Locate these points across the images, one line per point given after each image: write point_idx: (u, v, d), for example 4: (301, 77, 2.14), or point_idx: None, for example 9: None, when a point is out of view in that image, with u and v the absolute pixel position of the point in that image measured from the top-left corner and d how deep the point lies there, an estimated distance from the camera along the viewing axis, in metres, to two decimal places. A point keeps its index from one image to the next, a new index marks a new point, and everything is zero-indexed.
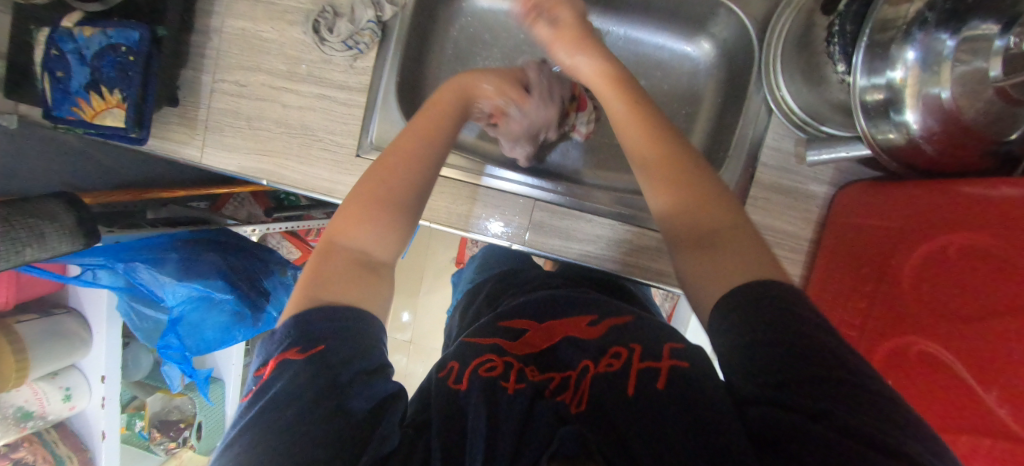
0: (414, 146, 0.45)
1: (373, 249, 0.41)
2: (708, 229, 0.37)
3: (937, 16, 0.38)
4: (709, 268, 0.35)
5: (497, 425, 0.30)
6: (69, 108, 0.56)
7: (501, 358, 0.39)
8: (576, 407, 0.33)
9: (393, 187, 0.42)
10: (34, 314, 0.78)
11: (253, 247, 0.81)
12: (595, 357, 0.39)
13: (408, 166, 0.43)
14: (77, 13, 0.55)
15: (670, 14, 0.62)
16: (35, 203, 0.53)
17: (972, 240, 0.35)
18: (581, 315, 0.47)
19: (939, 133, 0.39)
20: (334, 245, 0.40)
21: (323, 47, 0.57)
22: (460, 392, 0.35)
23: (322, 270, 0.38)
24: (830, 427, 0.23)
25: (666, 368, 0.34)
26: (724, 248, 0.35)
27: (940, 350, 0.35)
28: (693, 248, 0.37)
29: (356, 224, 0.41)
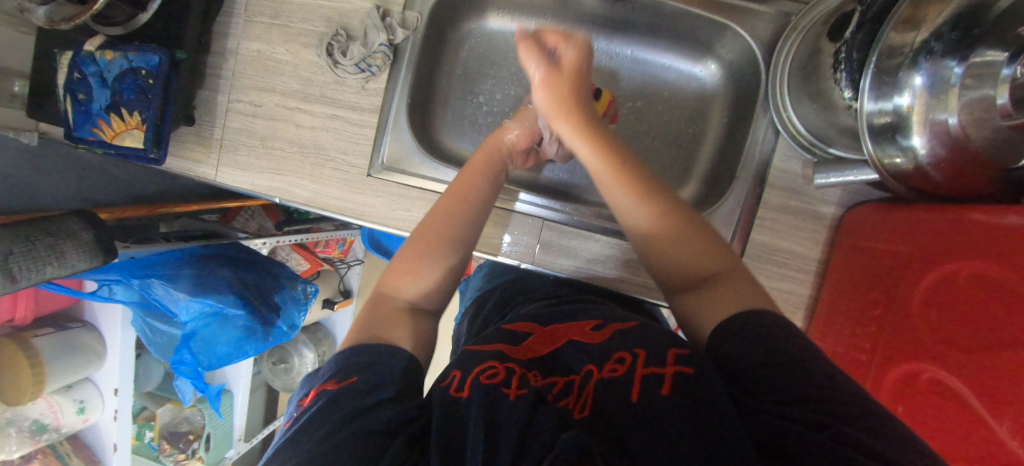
0: (467, 203, 0.52)
1: (417, 299, 0.47)
2: (706, 273, 0.41)
3: (944, 46, 0.38)
4: (706, 308, 0.39)
5: (499, 432, 0.31)
6: (90, 129, 0.57)
7: (503, 366, 0.39)
8: (579, 413, 0.33)
9: (444, 239, 0.49)
10: (51, 328, 0.80)
11: (264, 262, 0.83)
12: (598, 361, 0.39)
13: (459, 220, 0.51)
14: (99, 37, 0.57)
15: (676, 35, 0.63)
16: (55, 222, 0.55)
17: (982, 269, 0.35)
18: (586, 321, 0.48)
19: (946, 160, 0.40)
20: (383, 297, 0.47)
21: (336, 70, 0.59)
22: (460, 400, 0.36)
23: (373, 310, 0.46)
24: (834, 436, 0.25)
25: (670, 373, 0.34)
26: (726, 291, 0.38)
27: (950, 378, 0.35)
28: (689, 292, 0.41)
29: (404, 275, 0.48)
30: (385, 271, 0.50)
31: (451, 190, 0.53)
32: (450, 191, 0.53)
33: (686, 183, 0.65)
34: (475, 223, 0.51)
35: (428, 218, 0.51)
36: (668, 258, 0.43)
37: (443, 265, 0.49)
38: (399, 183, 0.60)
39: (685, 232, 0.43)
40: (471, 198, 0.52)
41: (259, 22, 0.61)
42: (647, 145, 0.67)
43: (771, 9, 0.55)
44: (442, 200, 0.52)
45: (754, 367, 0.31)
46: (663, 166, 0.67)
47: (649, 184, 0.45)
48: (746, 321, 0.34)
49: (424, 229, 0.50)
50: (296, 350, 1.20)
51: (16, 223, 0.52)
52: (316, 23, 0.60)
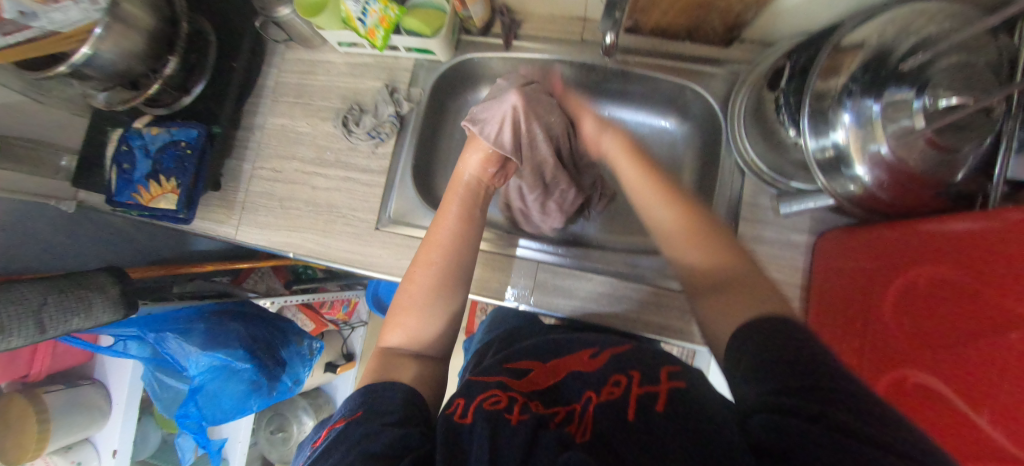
0: (445, 252, 0.54)
1: (419, 345, 0.51)
2: (732, 279, 0.40)
3: (860, 87, 0.44)
4: (726, 312, 0.38)
5: (501, 453, 0.33)
6: (129, 194, 0.64)
7: (506, 394, 0.42)
8: (581, 437, 0.35)
9: (428, 290, 0.53)
10: (61, 385, 0.96)
11: (275, 318, 0.84)
12: (597, 387, 0.41)
13: (442, 272, 0.53)
14: (147, 117, 0.66)
15: (644, 97, 0.72)
16: (87, 276, 0.59)
17: (941, 272, 0.38)
18: (581, 351, 0.50)
19: (888, 181, 0.45)
20: (385, 352, 0.51)
21: (349, 137, 0.67)
22: (463, 426, 0.38)
23: (377, 360, 0.50)
24: (830, 428, 0.24)
25: (664, 390, 0.37)
26: (740, 293, 0.38)
27: (932, 378, 0.36)
28: (710, 295, 0.41)
29: (397, 330, 0.52)
30: (382, 330, 0.54)
31: (427, 241, 0.56)
32: (431, 240, 0.55)
33: None
34: (455, 267, 0.54)
35: (412, 270, 0.54)
36: (683, 259, 0.45)
37: (431, 314, 0.52)
38: (403, 234, 0.65)
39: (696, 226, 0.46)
40: (445, 244, 0.55)
41: (285, 102, 0.71)
42: None
43: (722, 70, 0.64)
44: (421, 250, 0.55)
45: (768, 361, 0.30)
46: None
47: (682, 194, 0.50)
48: (755, 324, 0.33)
49: (411, 288, 0.53)
50: (296, 416, 1.17)
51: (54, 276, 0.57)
52: (333, 100, 0.70)
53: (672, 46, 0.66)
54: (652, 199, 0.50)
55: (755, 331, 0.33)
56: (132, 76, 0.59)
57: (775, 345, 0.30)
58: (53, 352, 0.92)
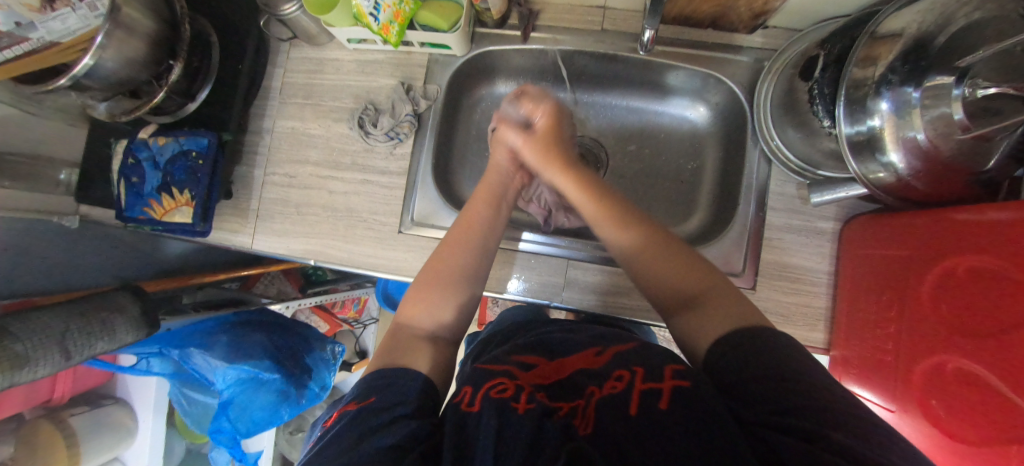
0: (479, 237, 0.56)
1: (438, 327, 0.51)
2: (698, 292, 0.44)
3: (900, 77, 0.43)
4: (699, 326, 0.42)
5: (506, 449, 0.33)
6: (141, 208, 0.62)
7: (512, 382, 0.42)
8: (583, 429, 0.35)
9: (460, 272, 0.53)
10: (84, 406, 1.01)
11: (293, 324, 0.87)
12: (600, 381, 0.41)
13: (473, 254, 0.55)
14: (152, 126, 0.63)
15: (665, 87, 0.71)
16: (109, 298, 0.64)
17: (978, 262, 0.39)
18: (587, 351, 0.48)
19: (923, 170, 0.44)
20: (403, 327, 0.51)
21: (367, 139, 0.65)
22: (470, 414, 0.38)
23: (393, 341, 0.50)
24: (825, 448, 0.27)
25: (667, 388, 0.36)
26: (713, 307, 0.42)
27: (972, 364, 0.37)
28: (685, 312, 0.44)
29: (421, 306, 0.52)
30: (402, 303, 0.54)
31: (462, 220, 0.57)
32: (465, 218, 0.57)
33: (693, 213, 0.71)
34: (484, 249, 0.55)
35: (442, 248, 0.55)
36: (657, 280, 0.48)
37: (456, 294, 0.53)
38: (428, 237, 0.64)
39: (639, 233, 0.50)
40: (483, 226, 0.57)
41: (293, 103, 0.68)
42: (650, 184, 0.74)
43: (744, 58, 0.63)
44: (454, 228, 0.57)
45: (758, 391, 0.33)
46: (667, 199, 0.73)
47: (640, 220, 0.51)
48: (732, 341, 0.38)
49: (440, 264, 0.54)
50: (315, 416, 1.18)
51: (75, 300, 0.62)
52: (345, 100, 0.68)
53: (693, 33, 0.65)
54: (601, 222, 0.52)
55: (722, 338, 0.39)
56: (135, 83, 0.56)
57: (763, 380, 0.33)
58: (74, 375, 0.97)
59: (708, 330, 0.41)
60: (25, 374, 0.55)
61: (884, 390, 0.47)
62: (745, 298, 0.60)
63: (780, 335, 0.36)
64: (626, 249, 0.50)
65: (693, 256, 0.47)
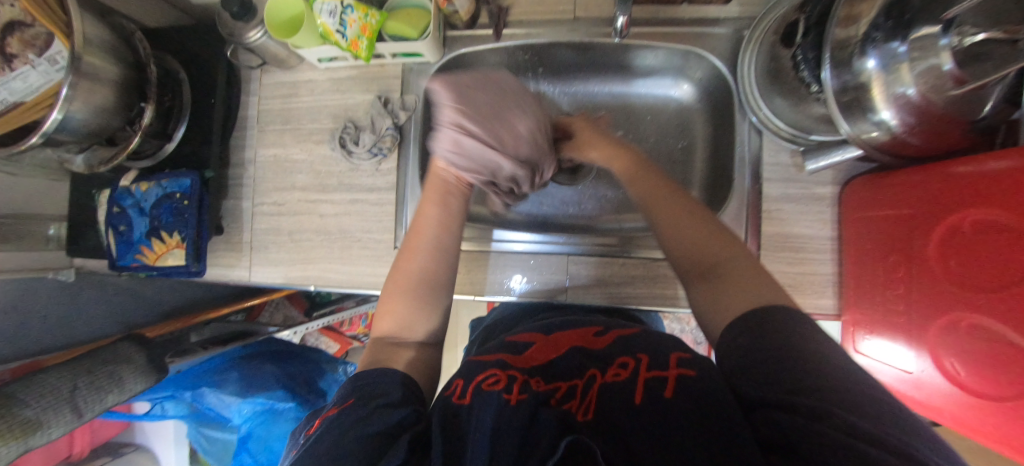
0: (429, 235, 0.53)
1: (405, 334, 0.50)
2: (720, 262, 0.44)
3: (884, 34, 0.41)
4: (720, 297, 0.41)
5: (501, 438, 0.32)
6: (132, 256, 0.62)
7: (505, 372, 0.41)
8: (582, 416, 0.35)
9: (419, 277, 0.51)
10: (107, 457, 1.03)
11: (304, 351, 0.90)
12: (603, 365, 0.41)
13: (431, 255, 0.52)
14: (132, 172, 0.63)
15: (646, 68, 0.70)
16: (114, 351, 0.66)
17: (982, 215, 0.37)
18: (586, 328, 0.49)
19: (920, 127, 0.43)
20: (377, 341, 0.50)
21: (351, 159, 0.64)
22: (461, 406, 0.38)
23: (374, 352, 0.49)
24: (830, 426, 0.26)
25: (673, 377, 0.36)
26: (735, 278, 0.42)
27: (986, 320, 0.36)
28: (704, 281, 0.44)
29: (391, 314, 0.51)
30: (376, 317, 0.53)
31: (415, 223, 0.54)
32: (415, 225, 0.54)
33: (689, 193, 0.71)
34: (443, 249, 0.53)
35: (403, 256, 0.53)
36: (677, 244, 0.47)
37: (422, 301, 0.51)
38: None
39: (655, 183, 0.51)
40: (432, 231, 0.53)
41: (272, 130, 0.67)
42: None
43: (722, 30, 0.62)
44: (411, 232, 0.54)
45: (758, 371, 0.32)
46: None
47: (673, 193, 0.50)
48: (761, 316, 0.36)
49: (401, 271, 0.52)
50: None
51: (79, 359, 0.64)
52: (323, 121, 0.66)
53: (668, 10, 0.63)
54: (632, 183, 0.53)
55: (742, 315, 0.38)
56: (109, 132, 0.55)
57: (771, 369, 0.31)
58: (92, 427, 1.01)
59: (732, 299, 0.40)
60: (38, 438, 0.56)
61: (903, 353, 0.46)
62: None
63: (797, 311, 0.36)
64: (646, 203, 0.51)
65: (703, 217, 0.48)
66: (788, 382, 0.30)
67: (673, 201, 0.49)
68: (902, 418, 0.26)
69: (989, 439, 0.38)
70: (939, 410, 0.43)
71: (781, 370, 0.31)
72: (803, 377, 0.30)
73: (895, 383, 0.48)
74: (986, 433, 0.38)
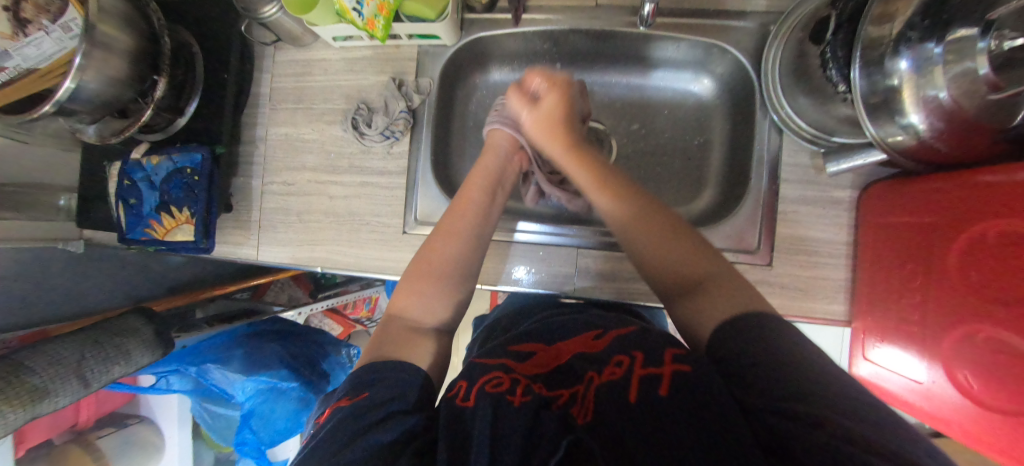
0: (466, 225, 0.54)
1: (424, 319, 0.50)
2: (701, 276, 0.44)
3: (920, 33, 0.40)
4: (702, 311, 0.41)
5: (502, 437, 0.32)
6: (141, 229, 0.62)
7: (508, 376, 0.41)
8: (582, 418, 0.35)
9: (448, 263, 0.52)
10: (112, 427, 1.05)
11: (308, 331, 0.91)
12: (598, 366, 0.40)
13: (463, 243, 0.53)
14: (143, 145, 0.63)
15: (666, 61, 0.69)
16: (120, 322, 0.67)
17: (1009, 225, 0.36)
18: (585, 333, 0.48)
19: (945, 131, 0.41)
20: (390, 320, 0.50)
21: (363, 140, 0.63)
22: (466, 408, 0.38)
23: (387, 333, 0.48)
24: (833, 435, 0.26)
25: (668, 373, 0.35)
26: (717, 291, 0.42)
27: (1005, 333, 0.35)
28: (686, 296, 0.44)
29: (412, 296, 0.51)
30: (391, 295, 0.52)
31: (456, 205, 0.56)
32: (454, 210, 0.55)
33: (702, 191, 0.70)
34: (478, 237, 0.54)
35: (433, 238, 0.54)
36: (657, 261, 0.47)
37: (447, 285, 0.52)
38: None
39: (645, 205, 0.49)
40: (470, 219, 0.55)
41: (284, 109, 0.66)
42: (655, 163, 0.72)
43: (748, 23, 0.60)
44: (448, 216, 0.55)
45: (761, 378, 0.32)
46: (674, 178, 0.71)
47: (634, 194, 0.51)
48: (746, 327, 0.36)
49: (431, 254, 0.52)
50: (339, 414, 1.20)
51: (90, 328, 0.64)
52: (336, 101, 0.66)
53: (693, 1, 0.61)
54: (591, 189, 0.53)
55: (733, 319, 0.38)
56: (121, 103, 0.55)
57: (761, 377, 0.32)
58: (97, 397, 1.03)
59: (713, 316, 0.40)
60: (44, 406, 0.56)
61: (916, 364, 0.45)
62: (761, 274, 0.58)
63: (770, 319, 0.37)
64: (619, 223, 0.50)
65: (681, 227, 0.48)
66: (795, 385, 0.30)
67: (637, 209, 0.49)
68: (905, 429, 0.27)
69: (996, 453, 0.38)
70: (948, 422, 0.42)
71: (776, 377, 0.31)
72: (805, 381, 0.30)
73: (905, 393, 0.48)
74: (989, 444, 0.38)
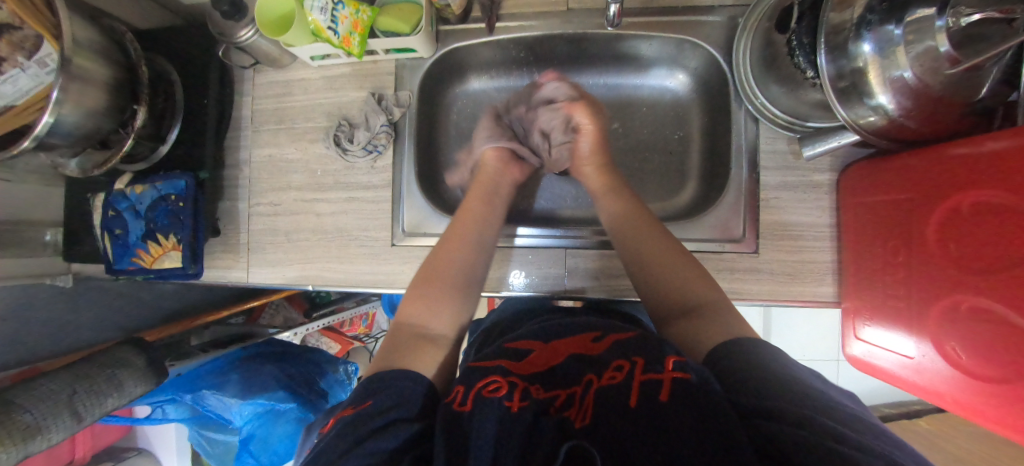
0: (472, 232, 0.57)
1: (432, 324, 0.49)
2: (701, 303, 0.45)
3: (879, 17, 0.41)
4: (700, 332, 0.42)
5: (502, 452, 0.32)
6: (129, 259, 0.62)
7: (506, 379, 0.41)
8: (580, 422, 0.35)
9: (456, 269, 0.53)
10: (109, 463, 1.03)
11: (304, 352, 0.90)
12: (598, 369, 0.40)
13: (471, 251, 0.55)
14: (127, 175, 0.63)
15: (641, 60, 0.70)
16: (111, 354, 0.66)
17: (980, 195, 0.37)
18: (585, 335, 0.48)
19: (914, 109, 0.42)
20: (400, 328, 0.49)
21: (346, 156, 0.63)
22: (464, 413, 0.37)
23: (390, 342, 0.47)
24: (817, 433, 0.27)
25: (668, 378, 0.34)
26: (712, 317, 0.43)
27: (985, 301, 0.36)
28: (683, 320, 0.45)
29: (419, 304, 0.50)
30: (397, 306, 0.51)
31: (460, 216, 0.59)
32: (460, 219, 0.58)
33: (686, 183, 0.70)
34: (484, 243, 0.56)
35: (440, 248, 0.55)
36: (663, 284, 0.49)
37: (456, 290, 0.52)
38: (423, 246, 0.63)
39: (660, 241, 0.52)
40: (477, 228, 0.57)
41: (266, 130, 0.67)
42: (638, 160, 0.73)
43: (717, 18, 0.61)
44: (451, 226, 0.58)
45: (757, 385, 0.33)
46: (657, 173, 0.72)
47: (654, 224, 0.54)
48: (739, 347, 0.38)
49: (440, 263, 0.54)
50: None
51: (79, 363, 0.64)
52: (318, 120, 0.66)
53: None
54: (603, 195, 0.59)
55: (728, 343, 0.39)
56: (101, 135, 0.55)
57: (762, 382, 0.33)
58: (93, 433, 1.01)
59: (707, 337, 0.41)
60: (37, 444, 0.56)
61: (906, 341, 0.46)
62: (748, 262, 0.59)
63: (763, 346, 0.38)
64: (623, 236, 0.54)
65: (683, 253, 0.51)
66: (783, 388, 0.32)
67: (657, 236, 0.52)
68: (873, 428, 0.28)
69: (988, 423, 0.38)
70: (940, 394, 0.43)
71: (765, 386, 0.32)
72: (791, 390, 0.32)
73: (896, 369, 0.48)
74: (982, 415, 0.38)
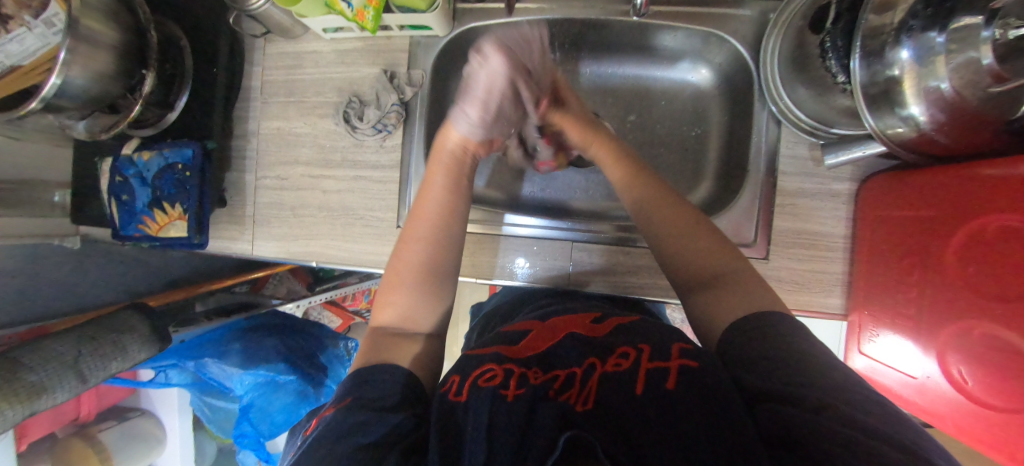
0: (432, 226, 0.51)
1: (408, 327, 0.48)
2: (718, 273, 0.42)
3: (921, 23, 0.38)
4: (722, 306, 0.40)
5: (496, 432, 0.32)
6: (134, 226, 0.63)
7: (502, 367, 0.40)
8: (582, 406, 0.34)
9: (415, 269, 0.50)
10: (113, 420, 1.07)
11: (304, 325, 0.92)
12: (601, 353, 0.40)
13: (433, 247, 0.51)
14: (135, 141, 0.63)
15: (666, 50, 0.67)
16: (116, 318, 0.67)
17: (1008, 219, 0.35)
18: (584, 317, 0.49)
19: (947, 123, 0.39)
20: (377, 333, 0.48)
21: (354, 133, 0.62)
22: (458, 403, 0.37)
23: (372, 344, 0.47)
24: (832, 419, 0.26)
25: (675, 367, 0.34)
26: (732, 290, 0.40)
27: (999, 329, 0.35)
28: (702, 291, 0.43)
29: (390, 309, 0.49)
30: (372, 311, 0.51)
31: (416, 212, 0.52)
32: (420, 210, 0.52)
33: (700, 182, 0.69)
34: (455, 239, 0.52)
35: (400, 246, 0.51)
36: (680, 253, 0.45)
37: (427, 288, 0.49)
38: None
39: (678, 213, 0.47)
40: (438, 220, 0.51)
41: (276, 102, 0.66)
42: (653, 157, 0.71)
43: (746, 12, 0.59)
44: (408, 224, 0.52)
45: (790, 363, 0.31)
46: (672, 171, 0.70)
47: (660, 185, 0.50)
48: (753, 325, 0.36)
49: (401, 263, 0.50)
50: None
51: (86, 325, 0.65)
52: (328, 94, 0.65)
53: None
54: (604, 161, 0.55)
55: (743, 321, 0.37)
56: (109, 99, 0.54)
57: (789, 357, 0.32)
58: (98, 391, 1.05)
59: (727, 314, 0.39)
60: (43, 402, 0.58)
61: (914, 360, 0.45)
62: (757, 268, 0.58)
63: (788, 321, 0.36)
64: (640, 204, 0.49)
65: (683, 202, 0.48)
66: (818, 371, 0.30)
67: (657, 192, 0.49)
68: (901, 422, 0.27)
69: (990, 449, 0.38)
70: (941, 416, 0.42)
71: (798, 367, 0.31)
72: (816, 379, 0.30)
73: (900, 388, 0.48)
74: (984, 440, 0.38)
